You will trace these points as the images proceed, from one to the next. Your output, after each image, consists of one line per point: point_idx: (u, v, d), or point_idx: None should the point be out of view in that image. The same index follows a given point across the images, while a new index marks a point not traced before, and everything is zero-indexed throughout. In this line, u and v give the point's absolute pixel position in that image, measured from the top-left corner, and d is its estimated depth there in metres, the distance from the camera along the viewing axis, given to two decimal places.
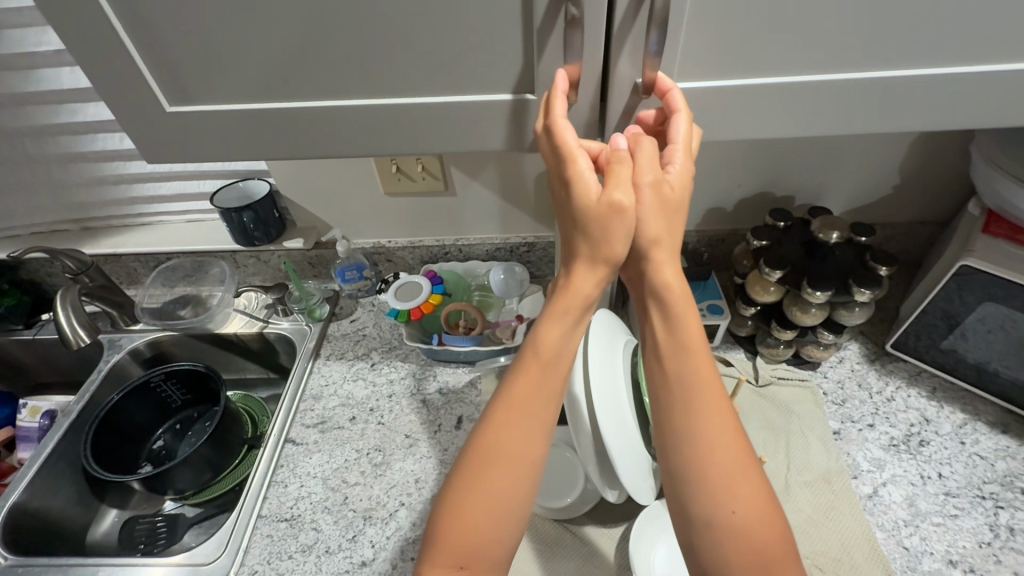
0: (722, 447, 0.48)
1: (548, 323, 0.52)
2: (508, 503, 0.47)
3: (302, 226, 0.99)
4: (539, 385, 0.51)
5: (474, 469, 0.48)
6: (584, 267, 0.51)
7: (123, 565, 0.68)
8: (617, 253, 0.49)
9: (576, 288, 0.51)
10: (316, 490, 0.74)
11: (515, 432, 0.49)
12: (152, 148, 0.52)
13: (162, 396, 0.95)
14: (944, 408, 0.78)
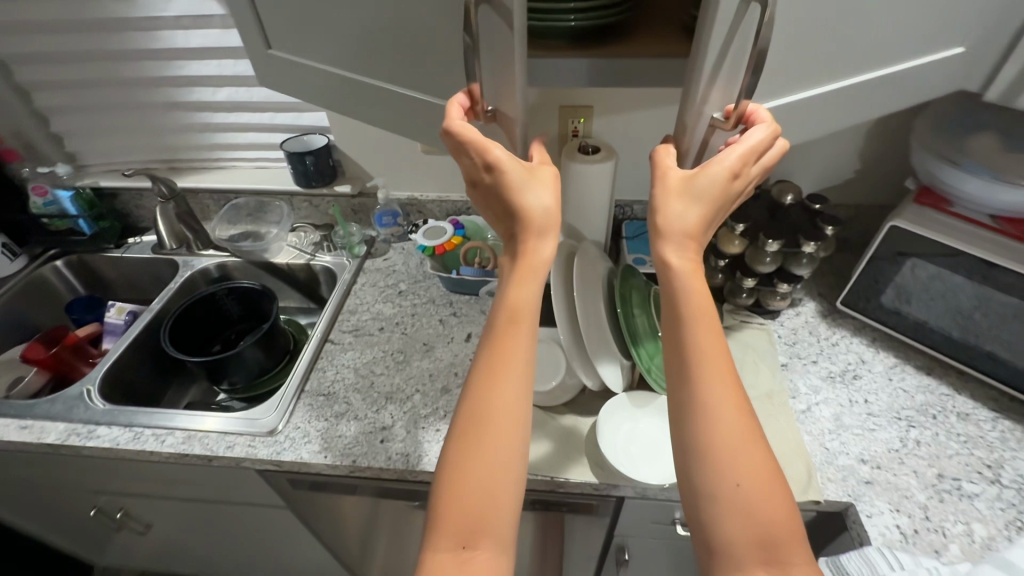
0: (725, 408, 0.49)
1: (515, 285, 0.55)
2: (505, 459, 0.49)
3: (350, 176, 1.18)
4: (517, 344, 0.53)
5: (467, 433, 0.50)
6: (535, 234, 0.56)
7: (195, 415, 0.86)
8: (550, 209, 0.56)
9: (535, 252, 0.56)
10: (349, 376, 0.92)
11: (503, 389, 0.51)
12: (263, 78, 0.71)
13: (223, 308, 1.14)
14: (879, 353, 0.91)
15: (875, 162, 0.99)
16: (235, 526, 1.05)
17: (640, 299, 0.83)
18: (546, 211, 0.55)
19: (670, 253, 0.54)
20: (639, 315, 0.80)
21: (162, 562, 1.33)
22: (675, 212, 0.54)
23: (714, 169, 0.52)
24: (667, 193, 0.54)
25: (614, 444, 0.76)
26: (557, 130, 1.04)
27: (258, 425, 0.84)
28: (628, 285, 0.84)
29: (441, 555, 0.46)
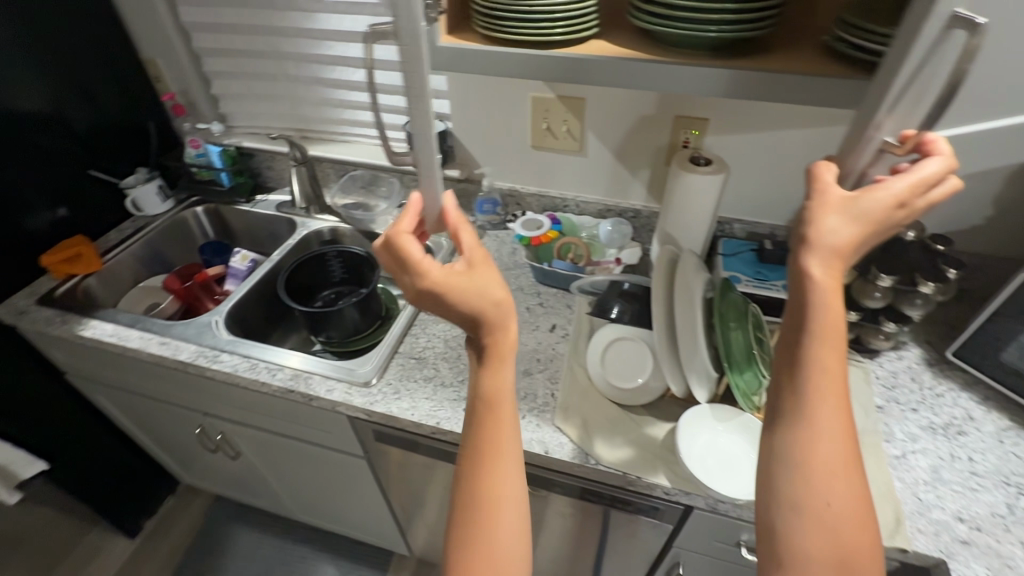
0: (831, 433, 0.49)
1: (487, 376, 0.56)
2: (507, 535, 0.53)
3: (460, 162, 1.25)
4: (496, 429, 0.56)
5: (471, 524, 0.54)
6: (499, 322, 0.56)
7: (302, 357, 0.95)
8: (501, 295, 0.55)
9: (508, 338, 0.56)
10: (439, 345, 0.98)
11: (496, 476, 0.55)
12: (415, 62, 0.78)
13: (329, 269, 1.25)
14: (990, 413, 0.85)
15: (1012, 209, 0.92)
16: (313, 467, 1.15)
17: (739, 315, 0.80)
18: (496, 300, 0.54)
19: (811, 265, 0.50)
20: (735, 332, 0.79)
21: (239, 490, 1.47)
22: (829, 228, 0.50)
23: (881, 193, 0.49)
24: (825, 207, 0.51)
25: (695, 453, 0.76)
26: (667, 139, 1.05)
27: (356, 375, 0.92)
28: (727, 299, 0.82)
29: None
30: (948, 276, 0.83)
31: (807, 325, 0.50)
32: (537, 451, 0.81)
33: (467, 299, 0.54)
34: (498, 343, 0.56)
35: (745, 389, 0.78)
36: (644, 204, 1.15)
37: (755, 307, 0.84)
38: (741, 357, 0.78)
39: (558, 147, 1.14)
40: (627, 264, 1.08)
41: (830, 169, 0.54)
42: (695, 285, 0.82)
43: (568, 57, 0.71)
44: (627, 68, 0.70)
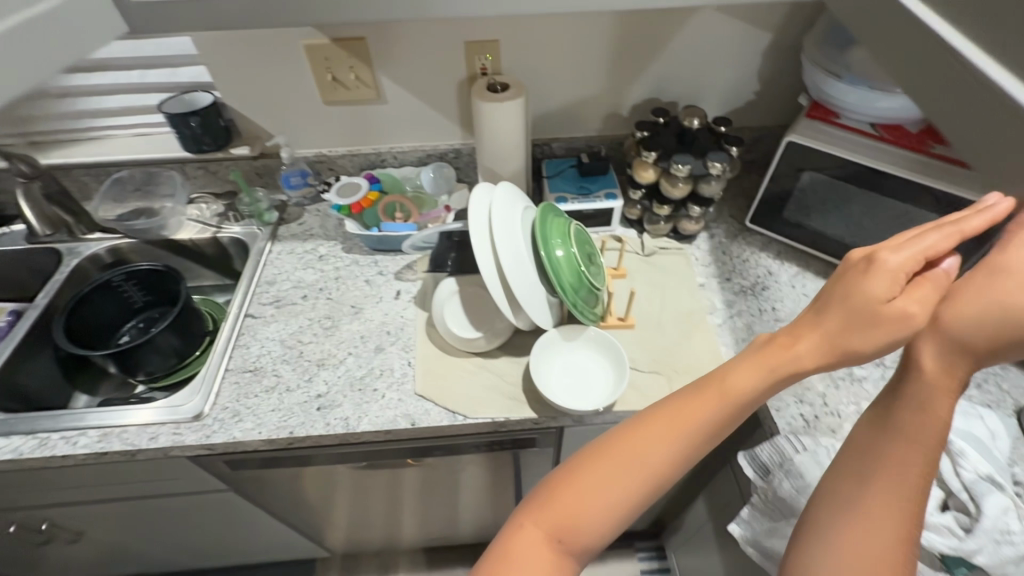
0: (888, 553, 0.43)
1: (744, 365, 0.50)
2: (625, 487, 0.48)
3: (247, 136, 1.07)
4: (714, 406, 0.49)
5: (592, 462, 0.50)
6: (813, 336, 0.47)
7: (108, 411, 0.80)
8: (865, 349, 0.45)
9: (793, 352, 0.48)
10: (275, 348, 0.88)
11: (664, 442, 0.49)
12: None
13: (123, 296, 1.05)
14: (784, 265, 0.99)
15: (774, 79, 1.02)
16: (179, 518, 1.02)
17: (565, 239, 0.82)
18: (898, 311, 0.43)
19: (924, 346, 0.44)
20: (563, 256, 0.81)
21: (110, 566, 1.28)
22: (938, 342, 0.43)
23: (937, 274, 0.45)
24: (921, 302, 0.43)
25: (550, 381, 0.80)
26: (465, 70, 0.99)
27: (181, 411, 0.79)
28: (553, 225, 0.83)
29: (531, 535, 0.49)
30: (731, 153, 0.90)
31: (909, 369, 0.45)
32: (403, 427, 0.78)
33: (864, 305, 0.44)
34: (785, 346, 0.49)
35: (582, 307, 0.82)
36: (463, 142, 1.10)
37: (579, 227, 0.87)
38: (574, 279, 0.81)
39: (354, 99, 1.02)
40: (458, 208, 1.04)
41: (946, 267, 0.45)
42: (513, 221, 0.81)
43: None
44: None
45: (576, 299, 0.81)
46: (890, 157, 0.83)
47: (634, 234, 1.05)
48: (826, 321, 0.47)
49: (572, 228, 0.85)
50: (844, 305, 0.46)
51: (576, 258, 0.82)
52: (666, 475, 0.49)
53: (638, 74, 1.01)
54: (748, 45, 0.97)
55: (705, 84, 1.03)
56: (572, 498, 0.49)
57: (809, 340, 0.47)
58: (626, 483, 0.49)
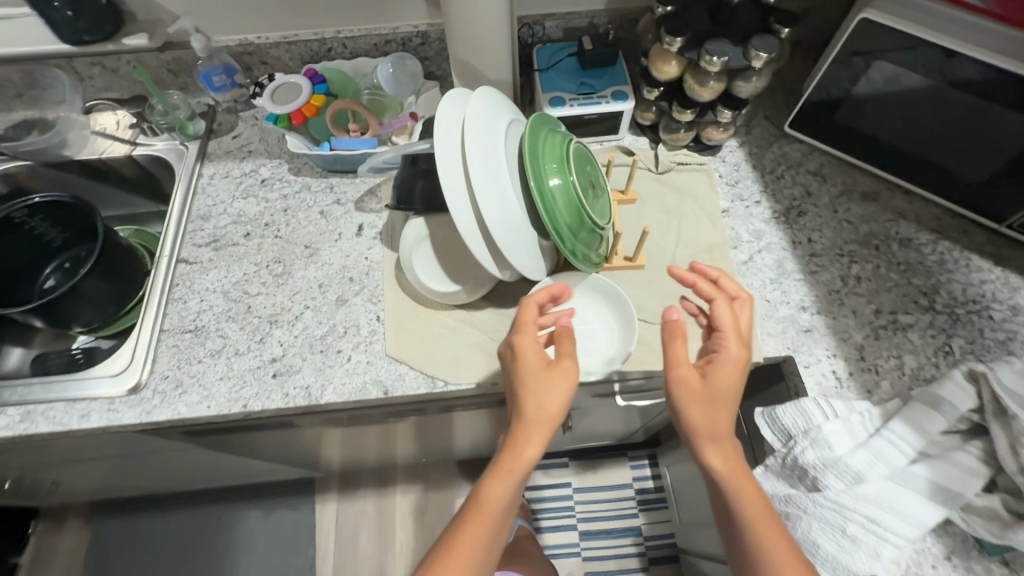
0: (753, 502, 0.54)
1: (490, 480, 0.55)
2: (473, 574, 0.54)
3: (144, 19, 0.81)
4: (487, 522, 0.55)
5: (441, 558, 0.54)
6: (531, 430, 0.55)
7: (29, 382, 0.68)
8: (554, 411, 0.55)
9: (519, 452, 0.55)
10: (218, 303, 0.74)
11: (478, 542, 0.54)
12: None
13: (35, 235, 0.88)
14: (826, 181, 0.82)
15: None
16: (154, 467, 0.97)
17: (562, 164, 0.65)
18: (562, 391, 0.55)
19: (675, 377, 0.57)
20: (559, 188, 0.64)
21: (106, 492, 1.28)
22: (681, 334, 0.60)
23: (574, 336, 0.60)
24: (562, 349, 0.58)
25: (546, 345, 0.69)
26: None
27: (116, 382, 0.68)
28: (545, 146, 0.65)
29: None
30: (782, 37, 0.68)
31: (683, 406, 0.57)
32: (373, 395, 0.67)
33: (541, 386, 0.56)
34: (522, 434, 0.55)
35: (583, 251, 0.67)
36: (430, 23, 0.85)
37: (578, 147, 0.69)
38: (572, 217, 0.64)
39: None
40: (427, 116, 0.83)
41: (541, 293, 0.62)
42: (490, 147, 0.62)
43: None
44: None
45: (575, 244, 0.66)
46: (1010, 47, 0.61)
47: (647, 144, 0.85)
48: (521, 426, 0.55)
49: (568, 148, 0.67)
50: (529, 394, 0.56)
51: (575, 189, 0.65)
52: (483, 562, 0.55)
53: None
54: None
55: None
56: None
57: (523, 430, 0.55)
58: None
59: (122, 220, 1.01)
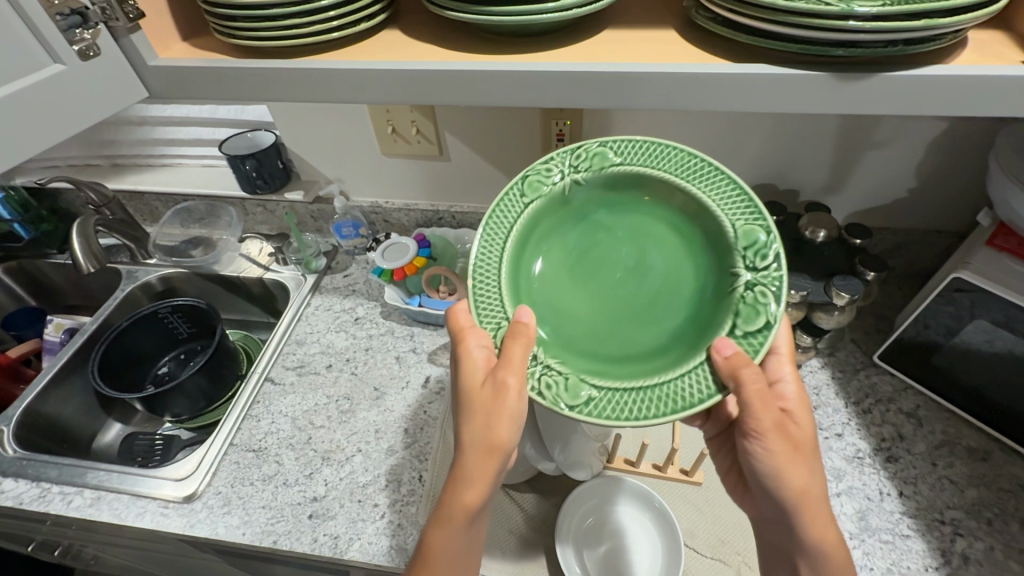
0: (818, 552, 0.50)
1: (433, 528, 0.49)
2: None
3: (305, 179, 1.02)
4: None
5: None
6: (473, 458, 0.48)
7: (109, 471, 0.77)
8: (501, 437, 0.48)
9: (463, 496, 0.48)
10: (284, 428, 0.80)
11: None
12: (155, 31, 0.55)
13: (169, 327, 1.04)
14: (924, 427, 0.74)
15: (939, 179, 0.77)
16: (182, 567, 0.98)
17: (616, 207, 0.54)
18: (504, 415, 0.48)
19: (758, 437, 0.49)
20: (667, 207, 0.52)
21: None
22: (476, 439, 0.48)
23: (511, 354, 0.48)
24: (756, 408, 0.47)
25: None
26: (539, 135, 0.84)
27: (175, 488, 0.74)
28: (592, 177, 0.52)
29: None
30: (867, 279, 0.69)
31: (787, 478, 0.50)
32: (395, 565, 0.66)
33: (476, 404, 0.49)
34: (465, 467, 0.49)
35: (732, 270, 0.47)
36: None
37: (514, 247, 0.52)
38: (694, 237, 0.52)
39: (414, 153, 0.92)
40: None
41: (729, 354, 0.45)
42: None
43: (285, 75, 0.51)
44: (341, 80, 0.51)
45: (730, 248, 0.48)
46: None
47: None
48: (468, 458, 0.49)
49: (552, 230, 0.55)
50: (470, 420, 0.49)
51: (647, 234, 0.54)
52: None
53: (747, 157, 0.81)
54: (903, 139, 0.74)
55: (838, 176, 0.80)
56: None
57: (463, 471, 0.49)
58: None
59: (236, 324, 1.16)
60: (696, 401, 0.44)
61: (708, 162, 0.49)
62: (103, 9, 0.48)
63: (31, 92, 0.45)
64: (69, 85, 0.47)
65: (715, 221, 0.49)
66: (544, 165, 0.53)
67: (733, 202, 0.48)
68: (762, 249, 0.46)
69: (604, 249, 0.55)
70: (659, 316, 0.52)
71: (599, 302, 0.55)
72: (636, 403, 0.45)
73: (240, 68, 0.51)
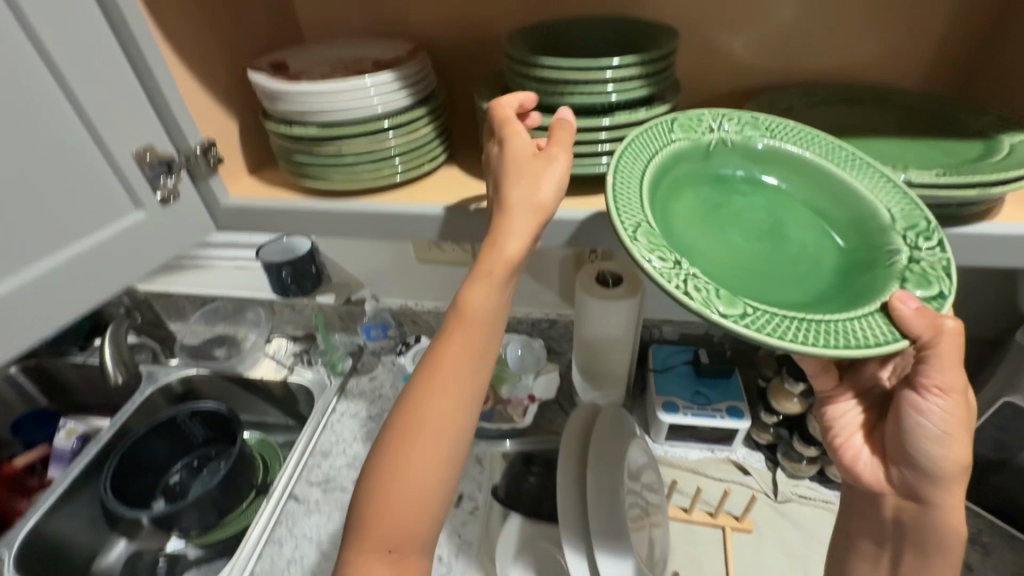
0: (938, 540, 0.52)
1: (468, 286, 0.42)
2: (417, 514, 0.40)
3: (336, 282, 1.04)
4: (464, 352, 0.42)
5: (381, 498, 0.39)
6: (516, 209, 0.43)
7: None
8: (546, 202, 0.43)
9: (503, 252, 0.42)
10: (309, 554, 0.76)
11: (456, 376, 0.41)
12: (229, 170, 0.58)
13: (185, 432, 1.01)
14: (991, 555, 0.70)
15: (966, 294, 0.79)
16: None
17: (755, 181, 0.51)
18: (550, 200, 0.43)
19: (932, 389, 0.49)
20: (814, 183, 0.50)
21: None
22: (524, 197, 0.43)
23: (562, 139, 0.45)
24: (944, 365, 0.47)
25: None
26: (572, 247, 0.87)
27: None
28: (739, 142, 0.50)
29: (368, 560, 0.39)
30: None
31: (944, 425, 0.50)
32: None
33: (518, 176, 0.44)
34: (500, 241, 0.42)
35: (888, 247, 0.45)
36: (559, 312, 0.97)
37: (649, 182, 0.46)
38: (836, 211, 0.49)
39: (447, 260, 0.94)
40: (544, 398, 0.89)
41: (912, 308, 0.40)
42: (613, 481, 0.64)
43: (354, 216, 0.54)
44: (407, 222, 0.53)
45: (881, 228, 0.46)
46: None
47: (764, 463, 0.82)
48: (513, 197, 0.43)
49: (687, 179, 0.50)
50: (512, 180, 0.44)
51: (783, 209, 0.50)
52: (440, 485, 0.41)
53: None
54: None
55: None
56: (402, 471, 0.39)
57: (510, 218, 0.43)
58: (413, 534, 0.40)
59: (253, 426, 1.12)
60: (874, 343, 0.39)
61: (867, 159, 0.48)
62: (188, 159, 0.51)
63: (115, 242, 0.47)
64: (148, 231, 0.49)
65: (864, 202, 0.47)
66: (694, 115, 0.50)
67: (891, 189, 0.46)
68: (925, 230, 0.44)
69: (740, 208, 0.50)
70: (797, 270, 0.46)
71: (739, 249, 0.47)
72: (790, 326, 0.38)
73: (310, 211, 0.54)
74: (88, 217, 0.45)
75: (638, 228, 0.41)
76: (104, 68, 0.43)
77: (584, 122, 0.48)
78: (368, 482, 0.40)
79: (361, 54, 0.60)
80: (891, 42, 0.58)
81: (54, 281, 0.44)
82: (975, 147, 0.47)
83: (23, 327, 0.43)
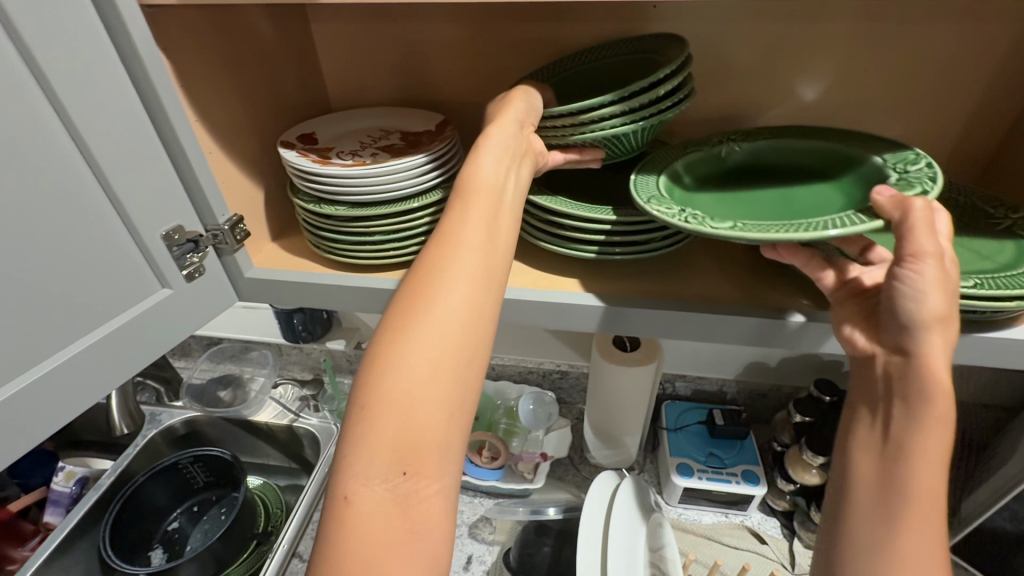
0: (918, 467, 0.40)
1: (475, 158, 0.45)
2: (434, 406, 0.35)
3: (346, 327, 1.03)
4: (483, 217, 0.42)
5: (383, 372, 0.36)
6: (504, 122, 0.46)
7: None
8: (522, 118, 0.48)
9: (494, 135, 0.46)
10: None
11: (470, 243, 0.41)
12: (256, 240, 0.58)
13: (186, 477, 0.98)
14: None
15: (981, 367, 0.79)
16: None
17: (771, 168, 0.54)
18: (525, 106, 0.49)
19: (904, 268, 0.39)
20: (811, 154, 0.53)
21: None
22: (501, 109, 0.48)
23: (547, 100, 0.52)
24: (915, 242, 0.38)
25: None
26: None
27: None
28: (748, 148, 0.55)
29: (374, 474, 0.34)
30: None
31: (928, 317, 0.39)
32: None
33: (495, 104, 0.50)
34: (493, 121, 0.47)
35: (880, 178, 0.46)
36: (571, 362, 0.94)
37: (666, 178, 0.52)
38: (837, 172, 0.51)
39: None
40: (555, 455, 0.88)
41: (887, 196, 0.41)
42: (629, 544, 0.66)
43: (379, 292, 0.53)
44: None
45: (875, 169, 0.47)
46: None
47: (780, 530, 0.81)
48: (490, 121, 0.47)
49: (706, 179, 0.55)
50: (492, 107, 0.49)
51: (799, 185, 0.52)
52: (456, 376, 0.37)
53: None
54: None
55: None
56: (407, 348, 0.36)
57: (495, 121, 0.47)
58: (431, 429, 0.35)
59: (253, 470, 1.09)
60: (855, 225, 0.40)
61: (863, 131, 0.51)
62: (215, 235, 0.51)
63: (137, 321, 0.46)
64: (171, 308, 0.49)
65: (860, 153, 0.49)
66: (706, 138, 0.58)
67: (881, 142, 0.49)
68: (911, 158, 0.45)
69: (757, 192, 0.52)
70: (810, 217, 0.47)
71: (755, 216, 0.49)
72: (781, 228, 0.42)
73: (334, 284, 0.54)
74: (118, 304, 0.45)
75: (651, 197, 0.48)
76: (142, 161, 0.43)
77: (600, 214, 0.51)
78: (358, 403, 0.36)
79: (387, 126, 0.60)
80: (918, 129, 0.58)
81: (77, 369, 0.43)
82: (1006, 253, 0.48)
83: (42, 418, 0.41)
